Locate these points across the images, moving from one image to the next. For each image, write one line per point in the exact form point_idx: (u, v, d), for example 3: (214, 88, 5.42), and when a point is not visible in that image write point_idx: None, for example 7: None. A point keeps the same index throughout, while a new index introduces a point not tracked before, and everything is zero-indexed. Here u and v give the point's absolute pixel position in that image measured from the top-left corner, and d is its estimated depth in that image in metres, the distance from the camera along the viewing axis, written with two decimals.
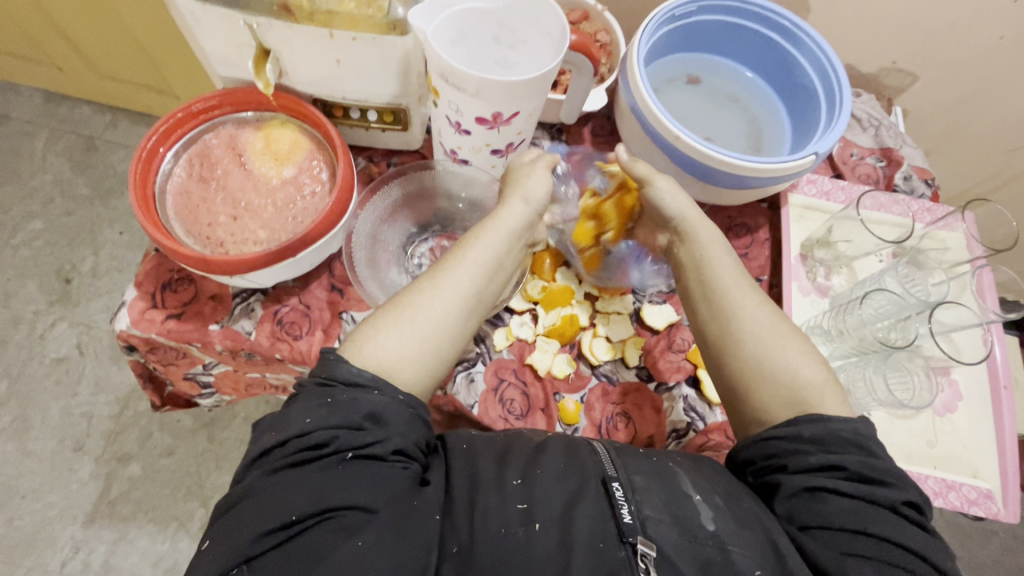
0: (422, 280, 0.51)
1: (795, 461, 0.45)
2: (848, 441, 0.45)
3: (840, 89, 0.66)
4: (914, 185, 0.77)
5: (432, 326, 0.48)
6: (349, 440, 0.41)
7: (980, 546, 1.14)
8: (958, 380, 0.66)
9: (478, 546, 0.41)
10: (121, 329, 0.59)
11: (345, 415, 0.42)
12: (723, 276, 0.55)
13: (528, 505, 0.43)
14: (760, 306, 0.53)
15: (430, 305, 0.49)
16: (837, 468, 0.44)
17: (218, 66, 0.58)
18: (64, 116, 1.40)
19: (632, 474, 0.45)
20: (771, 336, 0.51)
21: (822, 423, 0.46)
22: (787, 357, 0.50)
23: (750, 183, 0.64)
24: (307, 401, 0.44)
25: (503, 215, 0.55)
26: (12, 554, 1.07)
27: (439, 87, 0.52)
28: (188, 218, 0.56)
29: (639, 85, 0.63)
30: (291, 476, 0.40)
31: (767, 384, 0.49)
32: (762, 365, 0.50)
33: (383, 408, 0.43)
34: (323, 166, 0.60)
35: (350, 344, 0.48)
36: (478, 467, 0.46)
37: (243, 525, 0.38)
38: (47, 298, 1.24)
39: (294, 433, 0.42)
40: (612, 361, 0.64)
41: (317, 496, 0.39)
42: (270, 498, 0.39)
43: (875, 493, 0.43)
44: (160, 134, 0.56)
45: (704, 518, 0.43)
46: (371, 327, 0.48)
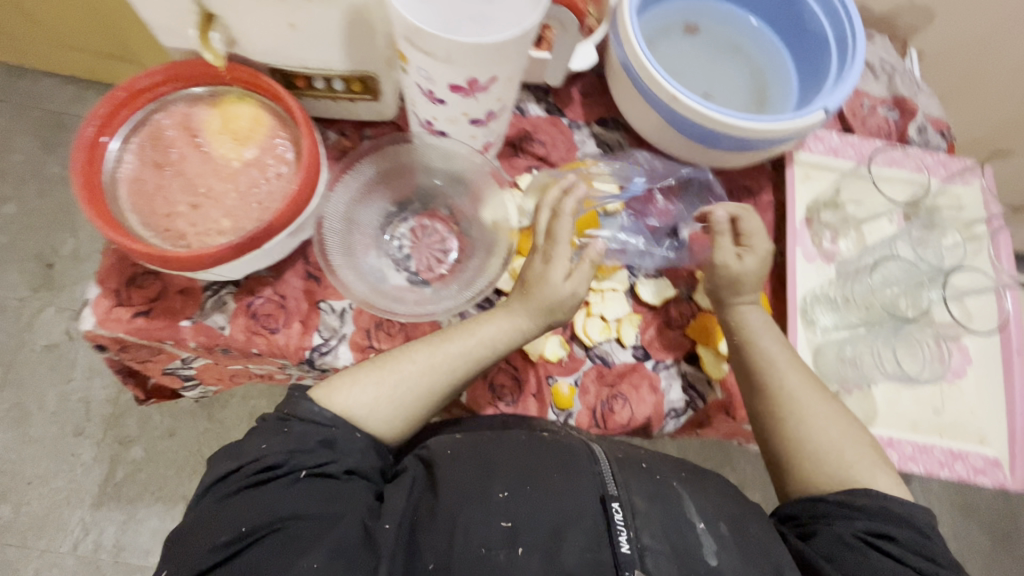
0: (414, 347, 0.52)
1: (845, 522, 0.47)
2: (901, 519, 0.47)
3: (853, 34, 0.60)
4: (928, 137, 0.72)
5: (409, 394, 0.50)
6: (307, 459, 0.45)
7: (978, 492, 1.16)
8: (969, 346, 0.63)
9: (451, 562, 0.43)
10: (86, 329, 0.55)
11: (299, 440, 0.46)
12: (773, 357, 0.55)
13: (512, 523, 0.44)
14: (814, 389, 0.54)
15: (410, 373, 0.50)
16: (885, 535, 0.46)
17: (161, 35, 0.52)
18: (26, 90, 1.32)
19: (633, 496, 0.46)
20: (820, 419, 0.52)
21: (876, 498, 0.48)
22: (837, 439, 0.51)
23: (753, 145, 0.59)
24: (264, 432, 0.47)
25: (529, 314, 0.53)
26: (24, 538, 1.07)
27: (406, 52, 0.47)
28: (145, 209, 0.52)
29: (630, 38, 0.57)
30: (245, 497, 0.43)
31: (812, 464, 0.51)
32: (809, 442, 0.51)
33: (338, 435, 0.47)
34: (288, 144, 0.55)
35: (323, 388, 0.49)
36: (460, 480, 0.47)
37: (196, 546, 0.41)
38: (30, 285, 1.20)
39: (252, 457, 0.45)
40: (607, 342, 0.61)
41: (267, 509, 0.42)
42: (226, 518, 0.42)
43: (922, 566, 0.45)
44: (103, 118, 0.51)
45: (708, 552, 0.45)
46: (348, 379, 0.50)
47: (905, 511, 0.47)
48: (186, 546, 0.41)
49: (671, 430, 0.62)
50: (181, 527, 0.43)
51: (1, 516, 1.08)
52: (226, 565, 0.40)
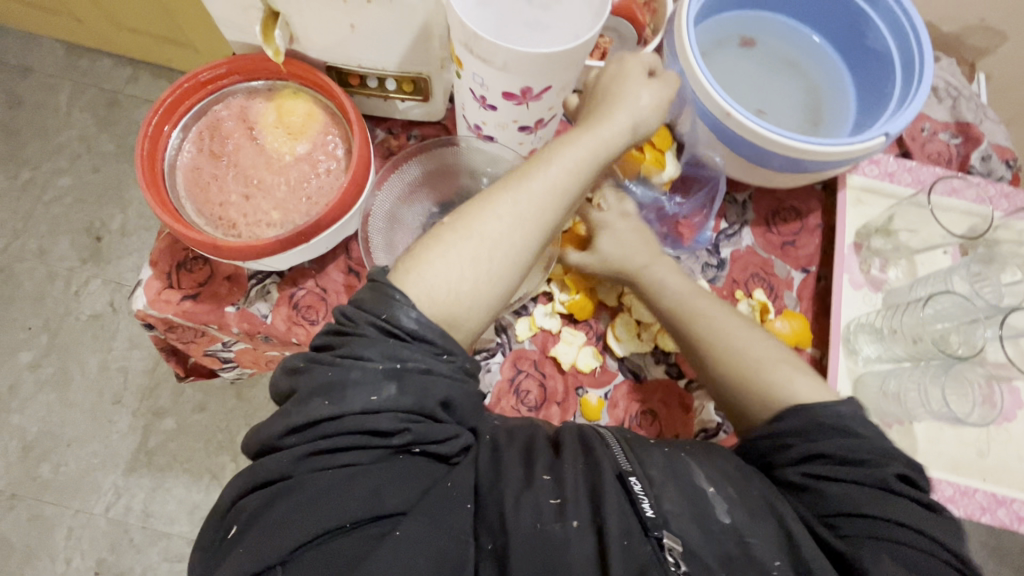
0: (493, 199, 0.46)
1: (781, 458, 0.46)
2: (828, 428, 0.45)
3: (920, 56, 0.57)
4: (992, 166, 0.69)
5: (499, 251, 0.45)
6: (421, 433, 0.41)
7: (1010, 535, 1.10)
8: (1021, 388, 0.61)
9: (512, 541, 0.40)
10: (138, 308, 0.58)
11: (419, 399, 0.40)
12: (674, 298, 0.56)
13: (561, 500, 0.42)
14: (723, 316, 0.54)
15: (497, 234, 0.45)
16: (819, 455, 0.44)
17: (226, 30, 0.53)
18: (86, 69, 1.37)
19: (647, 467, 0.45)
20: (736, 345, 0.52)
21: (803, 414, 0.46)
22: (754, 356, 0.51)
23: (806, 166, 0.57)
24: (367, 382, 0.40)
25: (601, 130, 0.48)
26: (61, 496, 1.12)
27: (462, 57, 0.47)
28: (200, 197, 0.53)
29: (687, 48, 0.56)
30: (342, 469, 0.38)
31: (747, 393, 0.50)
32: (728, 364, 0.52)
33: (455, 394, 0.42)
34: (339, 141, 0.56)
35: (401, 270, 0.45)
36: (502, 463, 0.44)
37: (287, 517, 0.37)
38: (79, 255, 1.25)
39: (357, 412, 0.39)
40: (640, 356, 0.60)
41: (372, 499, 0.38)
42: (319, 490, 0.38)
43: (863, 474, 0.43)
44: (166, 108, 0.53)
45: (720, 511, 0.43)
46: (423, 255, 0.44)
47: (830, 415, 0.45)
48: (275, 512, 0.37)
49: None
50: (268, 484, 0.39)
51: (41, 474, 1.13)
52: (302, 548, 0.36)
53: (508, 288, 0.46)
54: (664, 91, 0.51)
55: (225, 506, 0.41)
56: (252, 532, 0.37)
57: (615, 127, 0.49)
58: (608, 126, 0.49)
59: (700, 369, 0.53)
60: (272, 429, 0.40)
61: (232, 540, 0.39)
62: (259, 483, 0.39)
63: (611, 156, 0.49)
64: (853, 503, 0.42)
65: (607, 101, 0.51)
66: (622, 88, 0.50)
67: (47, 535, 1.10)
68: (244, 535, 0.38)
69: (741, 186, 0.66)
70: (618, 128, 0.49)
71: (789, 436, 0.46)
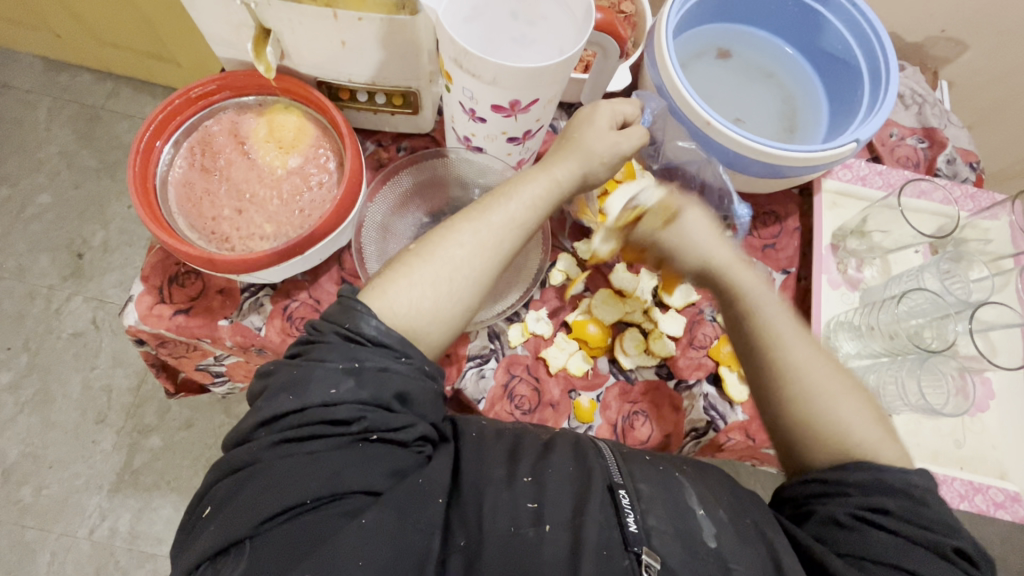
0: (457, 225, 0.50)
1: (835, 500, 0.46)
2: (899, 490, 0.45)
3: (886, 66, 0.60)
4: (957, 168, 0.72)
5: (456, 275, 0.48)
6: (378, 421, 0.42)
7: (988, 524, 1.14)
8: (992, 379, 0.64)
9: (484, 540, 0.43)
10: (130, 324, 0.58)
11: (375, 391, 0.42)
12: (770, 326, 0.53)
13: (538, 504, 0.44)
14: (813, 353, 0.52)
15: (457, 260, 0.48)
16: (877, 509, 0.44)
17: (217, 47, 0.54)
18: (65, 84, 1.36)
19: (636, 482, 0.47)
20: (829, 401, 0.50)
21: (874, 472, 0.46)
22: (842, 410, 0.49)
23: (782, 172, 0.60)
24: (327, 376, 0.41)
25: (553, 170, 0.53)
26: (43, 521, 1.09)
27: (452, 72, 0.48)
28: (192, 212, 0.54)
29: (666, 61, 0.58)
30: (304, 456, 0.40)
31: (823, 440, 0.49)
32: (807, 412, 0.49)
33: (411, 388, 0.43)
34: (331, 154, 0.57)
35: (368, 289, 0.47)
36: (483, 461, 0.47)
37: (251, 500, 0.38)
38: (60, 273, 1.23)
39: (318, 404, 0.41)
40: (637, 359, 0.61)
41: (331, 481, 0.39)
42: (281, 478, 0.39)
43: (918, 534, 0.43)
44: (158, 123, 0.53)
45: (706, 534, 0.45)
46: (390, 274, 0.47)
47: (903, 481, 0.45)
48: (240, 496, 0.39)
49: (691, 450, 0.62)
50: (237, 471, 0.41)
51: (21, 498, 1.10)
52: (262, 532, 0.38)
53: (467, 309, 0.49)
54: (619, 142, 0.54)
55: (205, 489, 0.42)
56: (220, 514, 0.39)
57: (565, 170, 0.53)
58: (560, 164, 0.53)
59: (772, 403, 0.51)
60: (245, 422, 0.42)
61: (200, 523, 0.40)
62: (230, 470, 0.41)
63: (563, 196, 0.54)
64: (895, 556, 0.42)
65: (563, 146, 0.54)
66: (582, 135, 0.54)
67: (28, 561, 1.07)
68: (213, 519, 0.40)
69: None
70: (569, 173, 0.53)
71: (851, 484, 0.46)
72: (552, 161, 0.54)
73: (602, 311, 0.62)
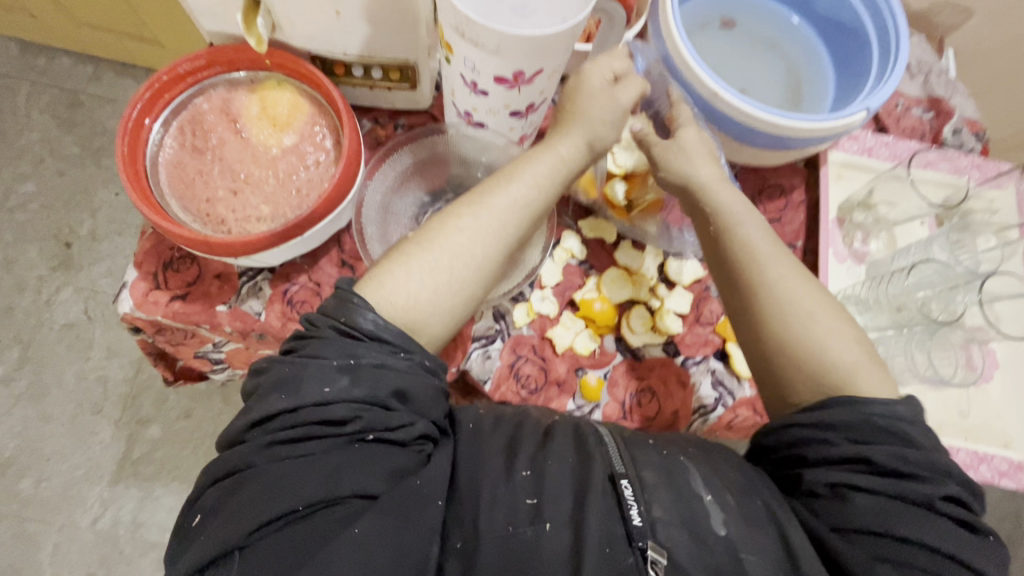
0: (456, 212, 0.49)
1: (818, 452, 0.45)
2: (880, 429, 0.44)
3: (897, 34, 0.59)
4: (963, 138, 0.71)
5: (458, 261, 0.47)
6: (375, 421, 0.41)
7: (982, 492, 1.16)
8: (997, 350, 0.64)
9: (482, 541, 0.42)
10: (124, 312, 0.56)
11: (371, 390, 0.41)
12: (749, 246, 0.52)
13: (538, 500, 0.44)
14: (790, 277, 0.51)
15: (459, 246, 0.47)
16: (860, 462, 0.43)
17: (205, 19, 0.52)
18: (44, 68, 1.31)
19: (639, 470, 0.46)
20: (808, 330, 0.49)
21: (853, 409, 0.45)
22: (817, 333, 0.48)
23: (789, 143, 0.59)
24: (320, 374, 0.41)
25: (557, 147, 0.52)
26: (43, 513, 1.08)
27: (452, 42, 0.46)
28: (185, 194, 0.52)
29: (672, 30, 0.56)
30: (297, 459, 0.39)
31: (798, 365, 0.48)
32: (781, 335, 0.49)
33: (410, 386, 0.42)
34: (327, 132, 0.55)
35: (366, 281, 0.46)
36: (480, 454, 0.46)
37: (243, 505, 0.38)
38: (49, 263, 1.21)
39: (310, 404, 0.40)
40: (646, 337, 0.61)
41: (325, 485, 0.38)
42: (274, 484, 0.38)
43: (903, 488, 0.42)
44: (145, 101, 0.51)
45: (715, 522, 0.44)
46: (388, 263, 0.46)
47: (889, 419, 0.44)
48: (234, 500, 0.38)
49: (699, 428, 0.61)
50: (229, 475, 0.40)
51: (20, 491, 1.09)
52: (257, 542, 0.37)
53: (469, 295, 0.48)
54: (617, 98, 0.52)
55: (197, 493, 0.41)
56: (213, 521, 0.38)
57: (570, 145, 0.52)
58: (562, 143, 0.52)
59: (748, 328, 0.51)
60: (237, 423, 0.42)
61: (190, 532, 0.39)
62: (223, 475, 0.40)
63: (572, 173, 0.52)
64: (882, 522, 0.42)
65: (565, 120, 0.53)
66: (578, 105, 0.52)
67: (31, 553, 1.07)
68: (204, 526, 0.39)
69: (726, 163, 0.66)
70: (574, 148, 0.52)
71: (833, 431, 0.45)
72: (555, 139, 0.53)
73: (611, 290, 0.62)
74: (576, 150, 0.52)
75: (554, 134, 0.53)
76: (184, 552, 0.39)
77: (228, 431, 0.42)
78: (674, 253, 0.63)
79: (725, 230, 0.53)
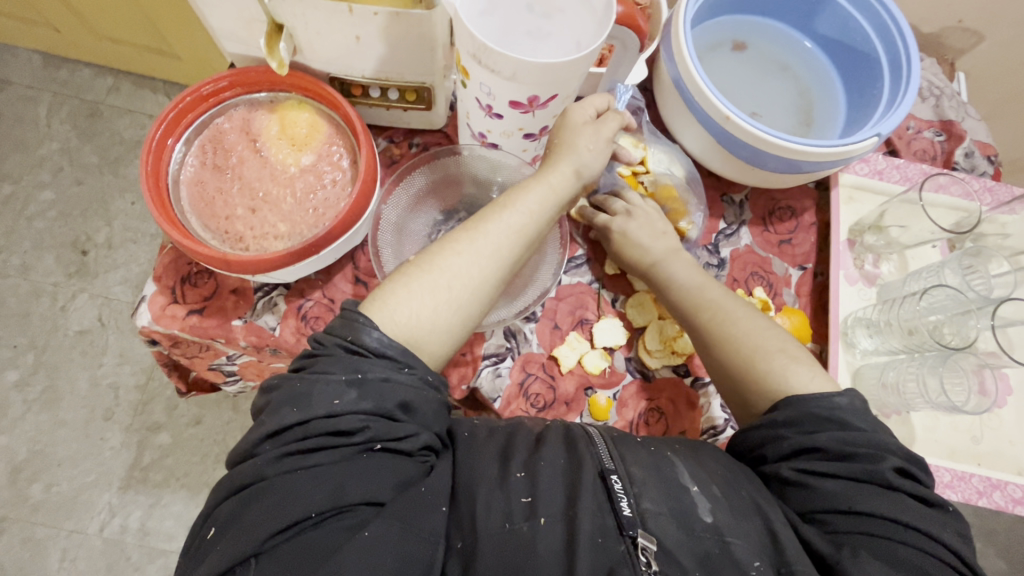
0: (454, 238, 0.50)
1: (773, 449, 0.47)
2: (825, 421, 0.46)
3: (908, 59, 0.60)
4: (975, 162, 0.72)
5: (454, 279, 0.48)
6: (381, 431, 0.41)
7: (995, 515, 1.15)
8: (1010, 374, 0.64)
9: (481, 541, 0.42)
10: (143, 325, 0.57)
11: (378, 402, 0.42)
12: (684, 277, 0.58)
13: (532, 499, 0.44)
14: (731, 301, 0.55)
15: (456, 267, 0.48)
16: (812, 450, 0.45)
17: (229, 43, 0.53)
18: (65, 80, 1.34)
19: (629, 466, 0.46)
20: (736, 333, 0.53)
21: (799, 406, 0.47)
22: (751, 345, 0.52)
23: (801, 167, 0.59)
24: (326, 389, 0.42)
25: (548, 178, 0.52)
26: (52, 518, 1.09)
27: (470, 67, 0.47)
28: (205, 211, 0.53)
29: (685, 55, 0.57)
30: (308, 470, 0.39)
31: (746, 383, 0.51)
32: (725, 350, 0.52)
33: (414, 399, 0.43)
34: (344, 152, 0.56)
35: (368, 300, 0.47)
36: (477, 462, 0.46)
37: (257, 518, 0.38)
38: (65, 271, 1.23)
39: (319, 416, 0.41)
40: (666, 367, 0.61)
41: (335, 494, 0.39)
42: (284, 494, 0.38)
43: (857, 469, 0.44)
44: (169, 122, 0.52)
45: (702, 510, 0.44)
46: (388, 284, 0.47)
47: (825, 408, 0.46)
48: (244, 516, 0.38)
49: None
50: (240, 489, 0.40)
51: (31, 495, 1.10)
52: (269, 553, 0.37)
53: (472, 313, 0.48)
54: (600, 131, 0.53)
55: (207, 511, 0.42)
56: (220, 537, 0.39)
57: (557, 174, 0.52)
58: (553, 172, 0.52)
59: (704, 356, 0.54)
60: (248, 437, 0.42)
61: (199, 546, 0.40)
62: (234, 489, 0.40)
63: (562, 200, 0.53)
64: (845, 499, 0.43)
65: (554, 148, 0.53)
66: (563, 136, 0.53)
67: (40, 558, 1.07)
68: (218, 539, 0.39)
69: (738, 186, 0.68)
70: (563, 177, 0.52)
71: (783, 427, 0.47)
72: (546, 170, 0.53)
73: (633, 313, 0.62)
74: (566, 180, 0.52)
75: (547, 163, 0.53)
76: (196, 566, 0.39)
77: (237, 452, 0.43)
78: None
79: (661, 274, 0.59)
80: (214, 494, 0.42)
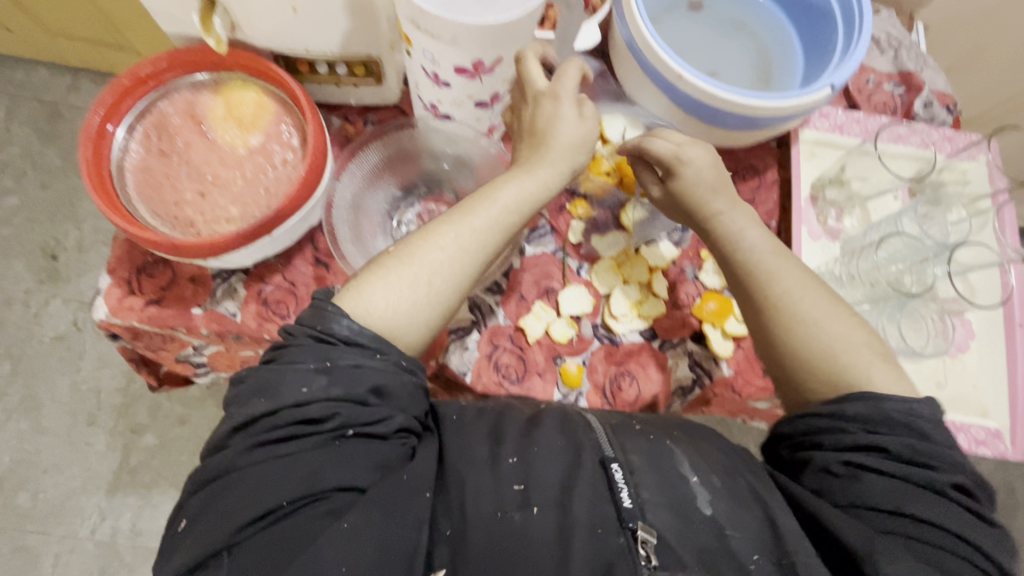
0: (434, 228, 0.49)
1: (833, 440, 0.45)
2: (899, 423, 0.45)
3: (860, 9, 0.59)
4: (935, 112, 0.71)
5: (434, 269, 0.47)
6: (354, 416, 0.41)
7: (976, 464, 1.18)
8: (972, 320, 0.64)
9: (468, 524, 0.42)
10: (100, 319, 0.56)
11: (348, 388, 0.41)
12: (765, 257, 0.53)
13: (524, 486, 0.44)
14: (808, 288, 0.51)
15: (437, 259, 0.47)
16: (880, 448, 0.44)
17: (164, 22, 0.52)
18: (22, 81, 1.30)
19: (628, 454, 0.46)
20: (817, 326, 0.50)
21: (875, 403, 0.45)
22: (834, 339, 0.49)
23: (758, 123, 0.59)
24: (296, 377, 0.41)
25: (537, 169, 0.51)
26: (43, 525, 1.09)
27: (410, 34, 0.46)
28: (153, 198, 0.52)
29: (635, 17, 0.57)
30: (280, 459, 0.39)
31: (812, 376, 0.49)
32: (804, 346, 0.49)
33: (388, 382, 0.43)
34: (293, 130, 0.55)
35: (345, 292, 0.46)
36: (467, 445, 0.46)
37: (231, 507, 0.38)
38: (35, 277, 1.20)
39: (289, 405, 0.40)
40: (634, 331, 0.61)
41: (310, 479, 0.39)
42: (256, 483, 0.38)
43: (916, 474, 0.43)
44: (107, 107, 0.51)
45: (701, 501, 0.44)
46: (366, 274, 0.46)
47: (907, 412, 0.45)
48: (217, 506, 0.38)
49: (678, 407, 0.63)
50: (213, 480, 0.40)
51: (19, 504, 1.09)
52: (247, 544, 0.37)
53: (453, 301, 0.48)
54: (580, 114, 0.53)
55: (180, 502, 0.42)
56: (193, 526, 0.39)
57: (549, 169, 0.51)
58: (545, 167, 0.51)
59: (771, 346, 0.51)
60: (220, 430, 0.42)
61: (173, 537, 0.40)
62: (206, 480, 0.40)
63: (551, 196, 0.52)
64: (895, 502, 0.42)
65: (536, 141, 0.52)
66: (546, 130, 0.51)
67: (34, 565, 1.07)
68: (191, 529, 0.39)
69: None
70: (557, 176, 0.52)
71: (850, 421, 0.45)
72: (531, 159, 0.52)
73: (601, 280, 0.63)
74: (554, 172, 0.51)
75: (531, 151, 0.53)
76: (169, 558, 0.39)
77: (212, 443, 0.43)
78: (647, 239, 0.64)
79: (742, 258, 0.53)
80: (188, 487, 0.42)
